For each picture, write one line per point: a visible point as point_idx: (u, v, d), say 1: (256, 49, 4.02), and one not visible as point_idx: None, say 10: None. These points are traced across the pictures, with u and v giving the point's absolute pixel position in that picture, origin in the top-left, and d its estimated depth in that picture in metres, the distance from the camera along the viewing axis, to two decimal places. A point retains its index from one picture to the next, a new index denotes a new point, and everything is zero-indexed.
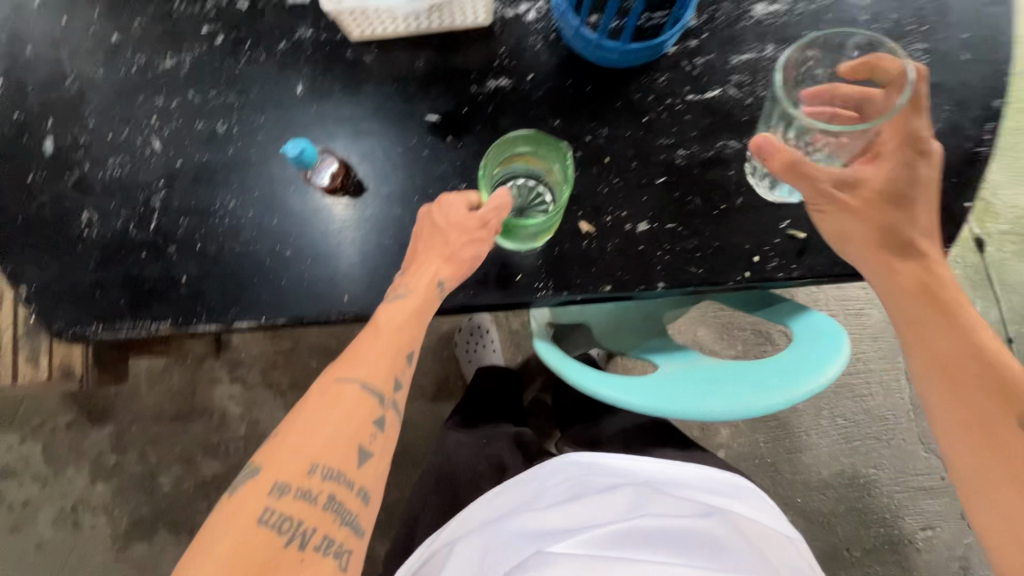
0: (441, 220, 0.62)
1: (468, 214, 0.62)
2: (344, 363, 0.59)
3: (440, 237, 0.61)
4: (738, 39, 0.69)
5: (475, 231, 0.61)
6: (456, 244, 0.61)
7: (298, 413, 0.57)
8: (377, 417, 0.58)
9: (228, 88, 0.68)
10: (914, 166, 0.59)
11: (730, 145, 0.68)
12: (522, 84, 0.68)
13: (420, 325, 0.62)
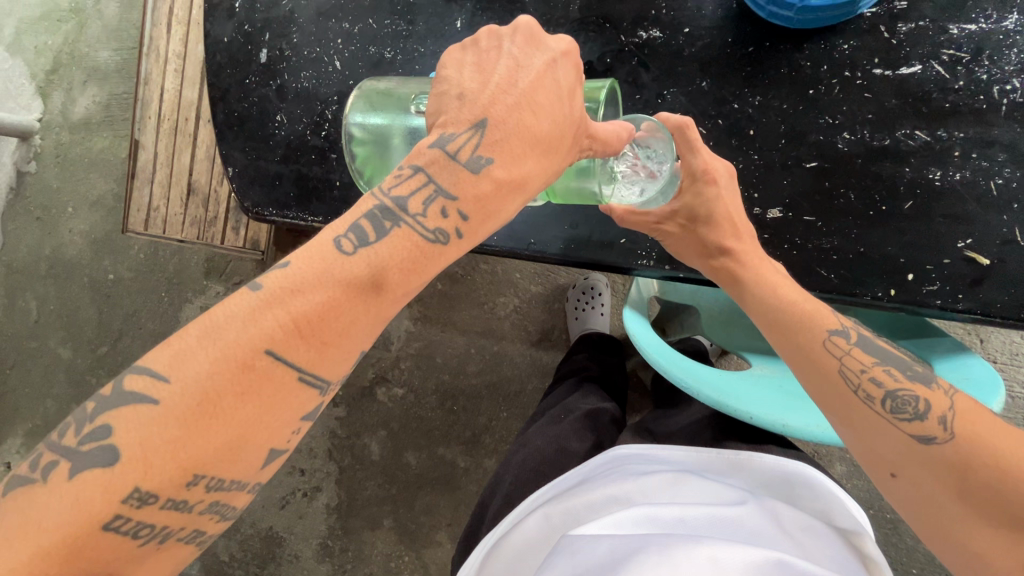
0: (564, 87, 0.48)
1: (571, 101, 0.48)
2: (284, 326, 0.42)
3: (565, 115, 0.48)
4: (963, 4, 0.56)
5: (581, 137, 0.50)
6: (561, 143, 0.49)
7: (203, 371, 0.40)
8: (309, 411, 0.45)
9: (399, 18, 0.75)
10: (704, 192, 0.57)
11: (916, 136, 0.56)
12: (674, 39, 0.63)
13: (415, 281, 0.47)
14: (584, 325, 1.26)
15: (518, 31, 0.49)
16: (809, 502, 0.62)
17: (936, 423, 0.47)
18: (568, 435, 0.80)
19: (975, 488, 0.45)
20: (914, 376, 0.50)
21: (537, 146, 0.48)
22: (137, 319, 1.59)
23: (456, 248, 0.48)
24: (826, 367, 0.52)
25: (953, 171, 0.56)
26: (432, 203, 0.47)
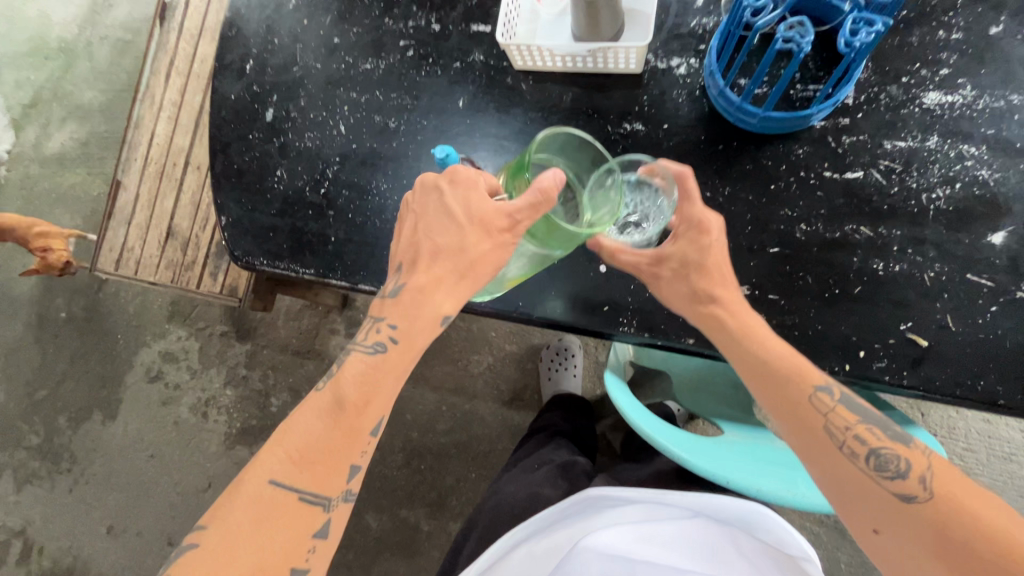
0: (462, 214, 0.58)
1: (464, 218, 0.58)
2: (282, 457, 0.54)
3: (456, 228, 0.57)
4: (898, 124, 0.65)
5: (500, 233, 0.57)
6: (473, 253, 0.58)
7: (233, 511, 0.52)
8: (318, 524, 0.55)
9: (405, 92, 0.82)
10: (701, 243, 0.61)
11: (861, 231, 0.65)
12: (654, 133, 0.71)
13: (381, 390, 0.57)
14: (558, 385, 1.28)
15: (417, 189, 0.61)
16: (766, 534, 0.64)
17: (917, 483, 0.51)
18: (539, 491, 0.80)
19: (954, 549, 0.48)
20: (895, 435, 0.54)
21: (441, 258, 0.58)
22: (87, 361, 1.51)
23: (399, 353, 0.58)
24: (812, 422, 0.56)
25: (892, 263, 0.64)
26: (372, 330, 0.59)
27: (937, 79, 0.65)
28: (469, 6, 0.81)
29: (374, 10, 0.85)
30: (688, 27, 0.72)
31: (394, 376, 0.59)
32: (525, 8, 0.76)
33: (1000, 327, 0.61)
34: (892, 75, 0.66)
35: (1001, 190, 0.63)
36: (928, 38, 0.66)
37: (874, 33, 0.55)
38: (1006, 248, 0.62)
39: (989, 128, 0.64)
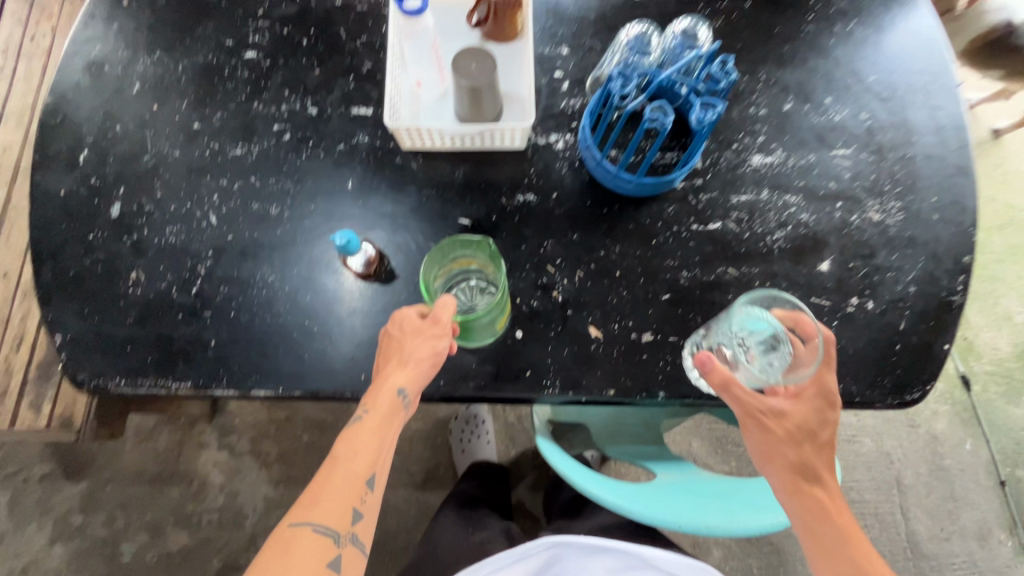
0: (397, 328, 0.64)
1: (400, 326, 0.63)
2: (302, 502, 0.61)
3: (392, 336, 0.64)
4: (738, 182, 0.78)
5: (430, 329, 0.62)
6: (409, 353, 0.62)
7: (260, 557, 0.59)
8: (332, 558, 0.59)
9: (285, 176, 0.77)
10: (823, 413, 0.65)
11: (729, 271, 0.75)
12: (546, 201, 0.77)
13: (376, 444, 0.63)
14: (473, 457, 1.23)
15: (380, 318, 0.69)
16: None
17: None
18: None
19: None
20: None
21: (391, 358, 0.63)
22: None
23: (378, 422, 0.63)
24: None
25: None
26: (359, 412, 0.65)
27: (757, 144, 0.80)
28: (345, 89, 0.80)
29: (240, 94, 0.81)
30: (559, 107, 0.80)
31: (386, 432, 0.63)
32: (405, 92, 0.77)
33: (842, 338, 0.73)
34: (725, 143, 0.80)
35: (819, 228, 0.77)
36: (745, 112, 0.81)
37: (714, 116, 0.66)
38: (832, 273, 0.76)
39: (801, 180, 0.79)
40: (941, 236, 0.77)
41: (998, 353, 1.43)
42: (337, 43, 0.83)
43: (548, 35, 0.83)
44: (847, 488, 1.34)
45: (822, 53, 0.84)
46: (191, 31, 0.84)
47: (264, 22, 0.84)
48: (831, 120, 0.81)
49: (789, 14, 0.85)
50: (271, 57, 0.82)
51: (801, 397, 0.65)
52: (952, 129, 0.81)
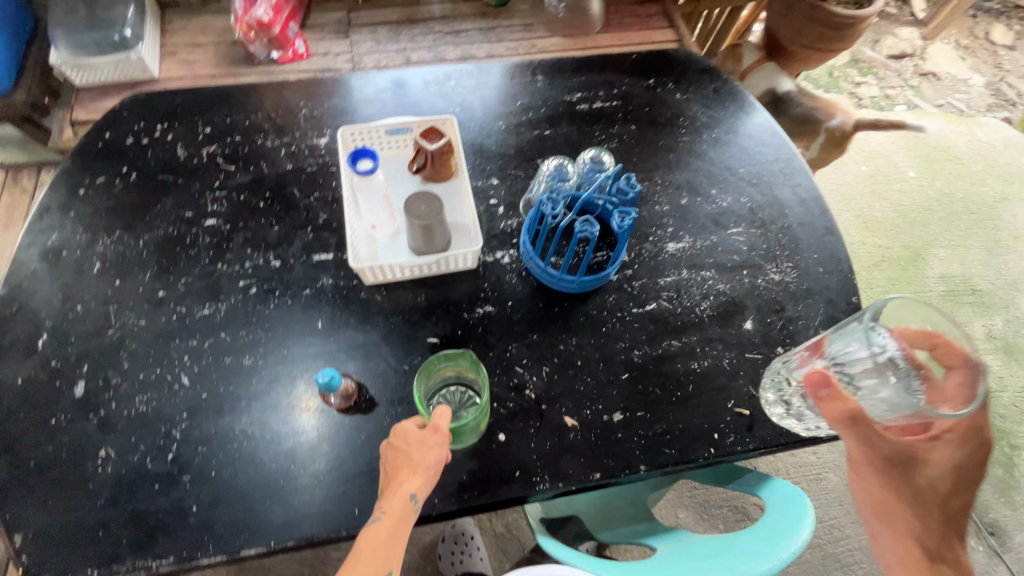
0: (402, 441, 0.66)
1: (406, 436, 0.66)
2: None
3: (398, 448, 0.66)
4: (661, 267, 0.92)
5: (432, 439, 0.65)
6: (418, 459, 0.65)
7: None
8: None
9: (255, 327, 0.81)
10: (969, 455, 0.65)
11: (673, 343, 0.85)
12: (503, 309, 0.85)
13: (394, 547, 0.63)
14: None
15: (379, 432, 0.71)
16: None
17: None
18: None
19: None
20: None
21: (402, 465, 0.65)
22: None
23: (394, 523, 0.63)
24: None
25: (702, 360, 0.84)
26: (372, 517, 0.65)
27: (668, 234, 0.95)
28: (305, 239, 0.88)
29: (203, 258, 0.86)
30: (500, 228, 0.92)
31: (401, 533, 0.64)
32: (362, 233, 0.87)
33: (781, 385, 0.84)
34: (642, 237, 0.94)
35: (735, 294, 0.90)
36: (652, 209, 0.97)
37: (631, 220, 0.78)
38: (756, 330, 0.88)
39: (711, 257, 0.93)
40: (830, 284, 0.93)
41: None
42: (292, 201, 0.92)
43: (479, 171, 0.97)
44: (828, 527, 1.39)
45: (699, 156, 1.04)
46: (150, 209, 0.90)
47: (220, 192, 0.92)
48: (720, 206, 0.98)
49: (666, 131, 1.06)
50: (230, 221, 0.90)
51: (938, 438, 0.66)
52: (812, 199, 1.01)
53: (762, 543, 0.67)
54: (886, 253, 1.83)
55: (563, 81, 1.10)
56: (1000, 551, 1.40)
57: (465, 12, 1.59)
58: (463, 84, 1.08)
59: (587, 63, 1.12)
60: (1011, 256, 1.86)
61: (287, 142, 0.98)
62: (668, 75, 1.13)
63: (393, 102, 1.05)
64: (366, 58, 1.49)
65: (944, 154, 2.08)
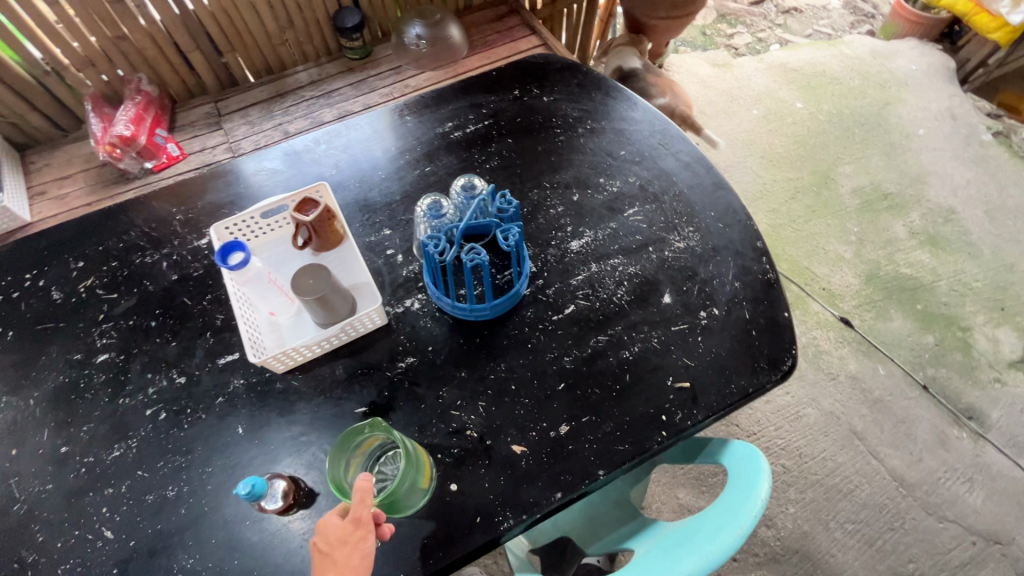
0: (325, 542, 0.55)
1: (329, 534, 0.55)
2: None
3: (323, 551, 0.55)
4: (570, 267, 0.92)
5: (361, 527, 0.55)
6: (345, 559, 0.54)
7: None
8: None
9: (173, 453, 0.76)
10: None
11: (601, 338, 0.85)
12: (425, 356, 0.83)
13: None
14: None
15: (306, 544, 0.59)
16: None
17: None
18: None
19: None
20: None
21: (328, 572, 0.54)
22: None
23: None
24: None
25: (632, 346, 0.84)
26: None
27: (569, 234, 0.95)
28: (206, 347, 0.85)
29: (102, 398, 0.81)
30: (403, 276, 0.91)
31: None
32: (262, 324, 0.84)
33: (712, 347, 0.84)
34: (545, 243, 0.94)
35: (647, 272, 0.91)
36: (548, 214, 0.97)
37: (513, 237, 0.81)
38: (675, 302, 0.88)
39: (615, 244, 0.94)
40: (732, 236, 0.95)
41: (852, 287, 1.67)
42: (185, 311, 0.88)
43: (369, 226, 0.96)
44: (821, 461, 1.41)
45: (580, 150, 1.05)
46: (35, 362, 0.85)
47: (107, 323, 0.88)
48: (611, 192, 1.00)
49: (543, 135, 1.07)
50: (124, 351, 0.85)
51: None
52: (695, 161, 1.04)
53: (724, 518, 0.66)
54: (797, 183, 1.90)
55: (432, 115, 1.10)
56: (982, 433, 1.44)
57: (331, 72, 1.64)
58: (334, 144, 1.07)
59: (451, 92, 1.14)
60: (909, 154, 1.96)
61: (167, 252, 0.94)
62: (531, 81, 1.15)
63: (266, 182, 1.02)
64: (243, 142, 1.50)
65: (823, 78, 2.19)
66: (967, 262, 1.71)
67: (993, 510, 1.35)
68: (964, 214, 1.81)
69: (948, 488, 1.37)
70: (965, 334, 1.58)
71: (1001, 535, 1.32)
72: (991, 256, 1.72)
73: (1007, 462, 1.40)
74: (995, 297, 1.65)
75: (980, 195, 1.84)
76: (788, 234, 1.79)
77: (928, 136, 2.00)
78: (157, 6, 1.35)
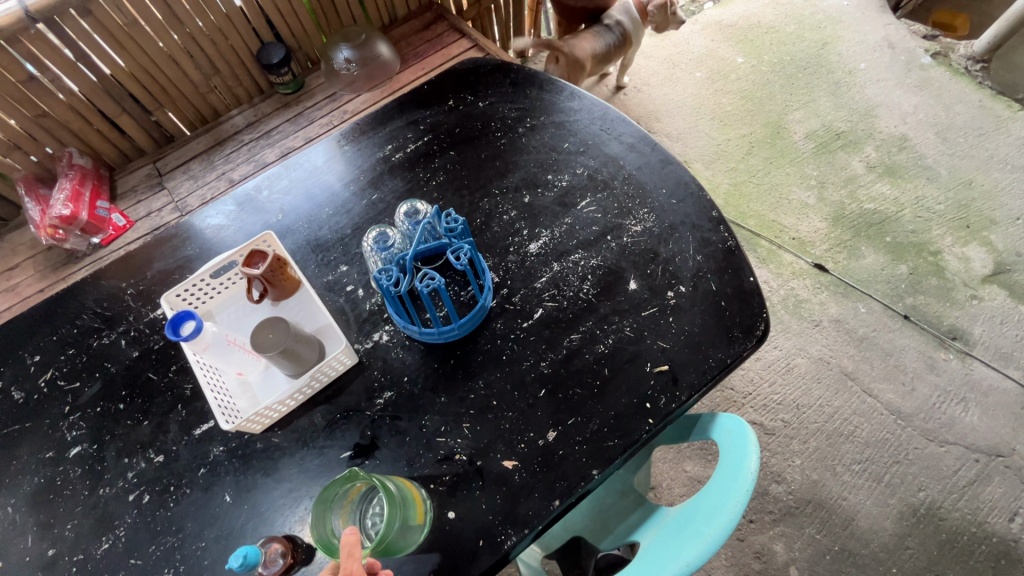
0: None
1: None
2: None
3: None
4: (533, 271, 0.91)
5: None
6: None
7: None
8: None
9: (164, 536, 0.75)
10: None
11: (574, 337, 0.84)
12: (402, 388, 0.82)
13: None
14: None
15: None
16: None
17: None
18: None
19: None
20: None
21: None
22: None
23: None
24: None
25: (606, 339, 0.84)
26: None
27: (527, 237, 0.94)
28: (181, 419, 0.83)
29: (81, 492, 0.79)
30: (367, 311, 0.89)
31: None
32: (233, 388, 0.82)
33: (685, 325, 0.84)
34: (503, 252, 0.93)
35: (609, 262, 0.91)
36: (502, 221, 0.96)
37: (463, 257, 0.81)
38: (641, 287, 0.88)
39: (573, 239, 0.93)
40: (687, 209, 0.95)
41: (821, 232, 1.69)
42: (152, 387, 0.86)
43: (325, 265, 0.95)
44: (819, 408, 1.42)
45: (523, 150, 1.04)
46: (7, 468, 0.82)
47: (74, 415, 0.85)
48: (561, 188, 0.99)
49: (484, 141, 1.06)
50: (96, 440, 0.83)
51: None
52: (640, 141, 1.03)
53: (721, 495, 0.65)
54: (751, 138, 1.90)
55: (370, 141, 1.08)
56: (968, 351, 1.46)
57: (267, 111, 1.63)
58: (276, 187, 1.05)
59: (386, 113, 1.12)
60: (855, 90, 1.97)
61: (124, 330, 0.92)
62: (464, 89, 1.14)
63: (213, 239, 1.00)
64: (189, 199, 1.48)
65: (759, 29, 2.19)
66: (926, 187, 1.73)
67: (990, 425, 1.37)
68: (917, 140, 1.83)
69: (944, 412, 1.39)
70: (936, 258, 1.60)
71: (1002, 448, 1.34)
72: (949, 176, 1.74)
73: (996, 375, 1.43)
74: (960, 216, 1.67)
75: (929, 118, 1.87)
76: (751, 190, 1.79)
77: (870, 69, 2.01)
78: (71, 76, 1.31)
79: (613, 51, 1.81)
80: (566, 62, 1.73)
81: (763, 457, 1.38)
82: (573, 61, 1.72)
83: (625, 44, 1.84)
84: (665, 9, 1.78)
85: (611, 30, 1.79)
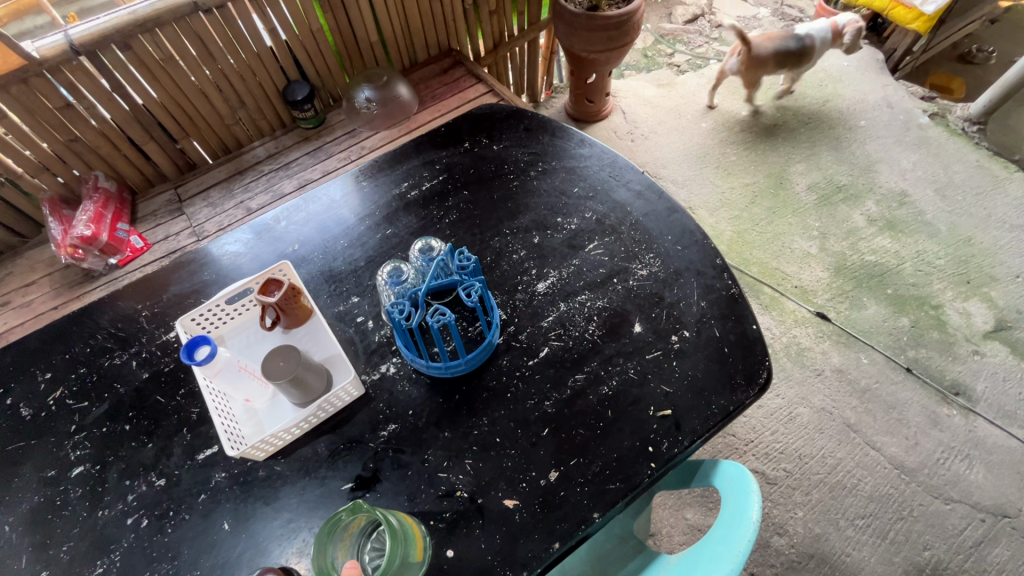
0: None
1: None
2: None
3: None
4: (540, 310, 0.93)
5: None
6: None
7: None
8: None
9: (159, 561, 0.74)
10: None
11: (578, 377, 0.85)
12: (407, 422, 0.83)
13: None
14: None
15: None
16: None
17: None
18: None
19: None
20: None
21: None
22: None
23: None
24: None
25: (610, 381, 0.85)
26: None
27: (535, 277, 0.97)
28: (184, 444, 0.83)
29: (79, 514, 0.79)
30: (376, 343, 0.91)
31: None
32: (239, 414, 0.83)
33: (688, 370, 0.85)
34: (512, 290, 0.95)
35: (614, 304, 0.93)
36: (512, 260, 0.99)
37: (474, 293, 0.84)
38: (646, 330, 0.90)
39: (580, 281, 0.96)
40: (692, 257, 0.97)
41: (823, 281, 1.71)
42: (159, 410, 0.87)
43: (337, 295, 0.97)
44: (821, 459, 1.41)
45: (534, 192, 1.08)
46: (9, 485, 0.83)
47: (79, 434, 0.86)
48: (569, 231, 1.02)
49: (497, 183, 1.10)
50: (99, 461, 0.83)
51: None
52: (647, 188, 1.07)
53: (723, 544, 0.65)
54: (754, 187, 1.96)
55: (388, 177, 1.12)
56: (971, 408, 1.46)
57: (287, 144, 1.69)
58: (294, 218, 1.08)
59: (404, 152, 1.16)
60: (855, 145, 2.04)
61: (136, 351, 0.93)
62: (480, 132, 1.19)
63: (229, 265, 1.03)
64: (207, 224, 1.52)
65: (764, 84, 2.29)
66: (926, 242, 1.76)
67: (995, 485, 1.35)
68: (916, 196, 1.87)
69: (948, 468, 1.38)
70: (937, 312, 1.62)
71: (1008, 509, 1.32)
72: (948, 232, 1.78)
73: (1000, 433, 1.42)
74: (960, 271, 1.70)
75: (928, 176, 1.92)
76: (754, 238, 1.83)
77: (869, 126, 2.08)
78: (105, 105, 1.38)
79: (795, 56, 2.00)
80: (745, 57, 1.98)
81: (764, 508, 1.36)
82: (753, 57, 1.97)
83: (808, 56, 2.04)
84: (857, 34, 2.08)
85: (801, 40, 1.98)
